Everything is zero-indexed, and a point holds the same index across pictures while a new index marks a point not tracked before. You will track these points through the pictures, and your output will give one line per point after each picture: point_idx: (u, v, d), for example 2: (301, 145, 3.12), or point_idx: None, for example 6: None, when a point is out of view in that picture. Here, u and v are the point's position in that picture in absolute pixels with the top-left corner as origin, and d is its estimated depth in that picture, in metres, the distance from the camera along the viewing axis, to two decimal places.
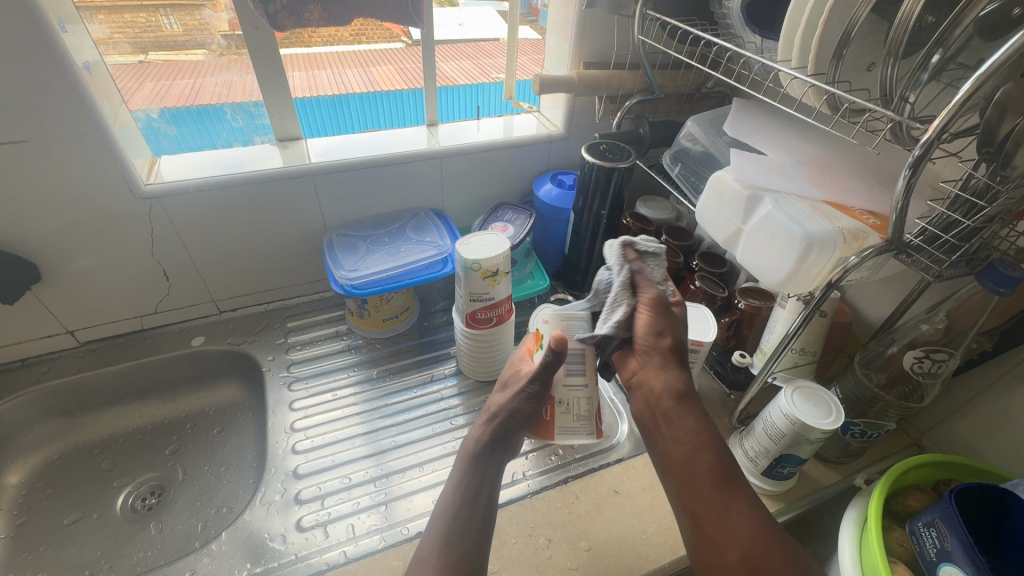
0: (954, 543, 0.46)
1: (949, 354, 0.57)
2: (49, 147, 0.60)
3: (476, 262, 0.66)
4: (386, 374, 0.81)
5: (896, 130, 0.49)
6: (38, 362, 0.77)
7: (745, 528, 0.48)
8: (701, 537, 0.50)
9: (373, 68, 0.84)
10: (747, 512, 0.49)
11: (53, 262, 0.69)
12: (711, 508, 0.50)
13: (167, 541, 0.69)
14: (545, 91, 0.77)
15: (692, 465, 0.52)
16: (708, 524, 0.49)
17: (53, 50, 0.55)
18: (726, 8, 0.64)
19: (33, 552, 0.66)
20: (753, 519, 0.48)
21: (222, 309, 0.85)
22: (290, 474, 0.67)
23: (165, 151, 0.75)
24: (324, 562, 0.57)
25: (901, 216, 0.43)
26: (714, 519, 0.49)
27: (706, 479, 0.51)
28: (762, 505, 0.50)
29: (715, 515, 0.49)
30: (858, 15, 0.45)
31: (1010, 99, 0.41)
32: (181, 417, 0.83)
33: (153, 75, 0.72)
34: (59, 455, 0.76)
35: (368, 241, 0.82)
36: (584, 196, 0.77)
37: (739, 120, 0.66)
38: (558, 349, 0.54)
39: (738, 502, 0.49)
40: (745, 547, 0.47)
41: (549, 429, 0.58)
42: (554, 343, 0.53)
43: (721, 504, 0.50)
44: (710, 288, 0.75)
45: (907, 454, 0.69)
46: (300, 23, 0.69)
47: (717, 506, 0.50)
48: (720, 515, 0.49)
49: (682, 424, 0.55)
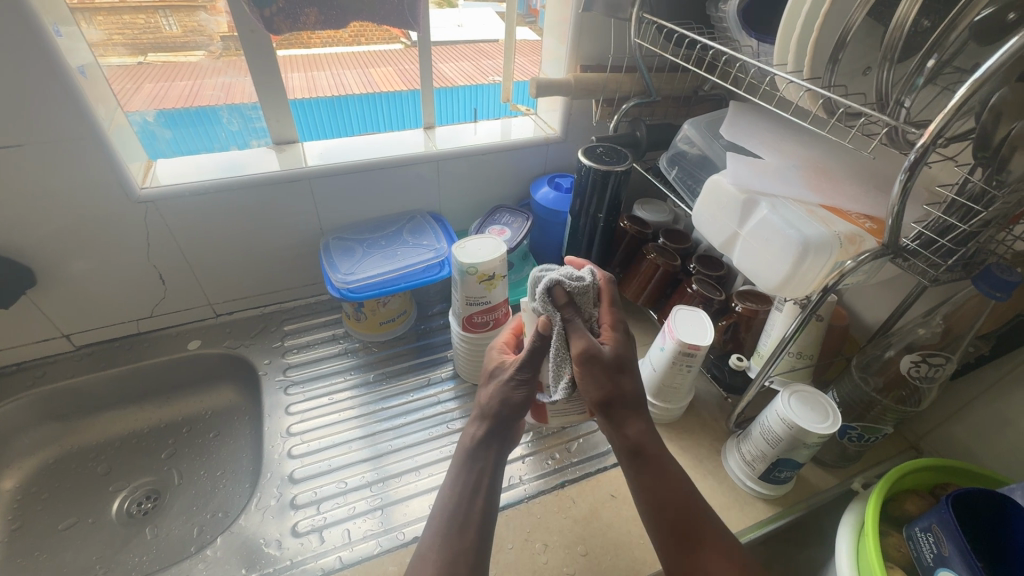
0: (950, 548, 0.46)
1: (945, 358, 0.57)
2: (44, 151, 0.60)
3: (472, 266, 0.66)
4: (383, 377, 0.80)
5: (892, 135, 0.49)
6: (33, 366, 0.76)
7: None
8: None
9: (372, 70, 0.84)
10: (722, 566, 0.49)
11: (48, 266, 0.69)
12: (685, 565, 0.50)
13: (162, 546, 0.68)
14: (542, 94, 0.77)
15: (663, 523, 0.52)
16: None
17: (46, 54, 0.55)
18: (722, 11, 0.64)
19: (28, 558, 0.66)
20: (731, 571, 0.49)
21: (218, 313, 0.85)
22: (286, 479, 0.66)
23: (160, 155, 0.75)
24: (320, 567, 0.57)
25: (897, 220, 0.43)
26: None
27: (676, 537, 0.52)
28: (733, 552, 0.51)
29: (690, 574, 0.50)
30: (853, 19, 0.45)
31: (1005, 104, 0.41)
32: (177, 421, 0.82)
33: (150, 76, 0.72)
34: (55, 460, 0.76)
35: (364, 245, 0.82)
36: (581, 198, 0.77)
37: (735, 123, 0.65)
38: (546, 334, 0.53)
39: (709, 559, 0.50)
40: None
41: (543, 412, 0.63)
42: (543, 328, 0.53)
43: (692, 562, 0.50)
44: (708, 291, 0.75)
45: (904, 457, 0.69)
46: (296, 26, 0.69)
47: (692, 562, 0.50)
48: (695, 574, 0.50)
49: (649, 480, 0.54)
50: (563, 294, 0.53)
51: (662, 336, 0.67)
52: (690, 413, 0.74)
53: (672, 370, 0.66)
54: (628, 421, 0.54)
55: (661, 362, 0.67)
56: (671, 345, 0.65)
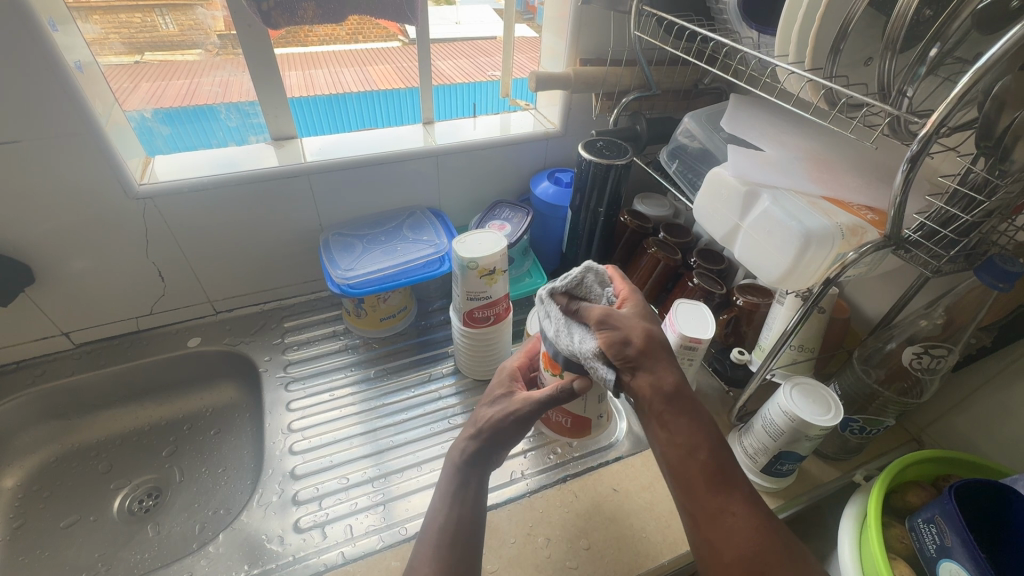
0: (954, 539, 0.46)
1: (948, 349, 0.56)
2: (42, 148, 0.60)
3: (472, 260, 0.66)
4: (384, 373, 0.80)
5: (894, 125, 0.49)
6: (33, 364, 0.76)
7: (743, 528, 0.46)
8: (698, 536, 0.47)
9: (370, 67, 0.83)
10: (745, 513, 0.46)
11: (48, 263, 0.68)
12: (709, 508, 0.47)
13: (164, 543, 0.68)
14: (541, 88, 0.76)
15: (687, 466, 0.49)
16: (706, 524, 0.47)
17: (43, 50, 0.55)
18: (722, 4, 0.64)
19: (30, 555, 0.66)
20: (754, 518, 0.46)
21: (218, 310, 0.85)
22: (287, 476, 0.66)
23: (159, 152, 0.75)
24: (322, 563, 0.57)
25: (899, 211, 0.43)
26: (711, 520, 0.47)
27: (702, 482, 0.48)
28: (757, 501, 0.48)
29: (711, 518, 0.47)
30: (854, 9, 0.45)
31: (1009, 92, 0.41)
32: (178, 419, 0.82)
33: (148, 75, 0.71)
34: (55, 457, 0.76)
35: (365, 241, 0.82)
36: (582, 193, 0.77)
37: (735, 114, 0.65)
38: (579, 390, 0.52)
39: (736, 503, 0.47)
40: (744, 549, 0.45)
41: (560, 428, 0.65)
42: (579, 387, 0.52)
43: (716, 505, 0.47)
44: (708, 285, 0.75)
45: (906, 450, 0.69)
46: (293, 20, 0.69)
47: (717, 503, 0.47)
48: (718, 518, 0.47)
49: (677, 425, 0.50)
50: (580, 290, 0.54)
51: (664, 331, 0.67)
52: None
53: None
54: (663, 365, 0.49)
55: None
56: (673, 340, 0.65)
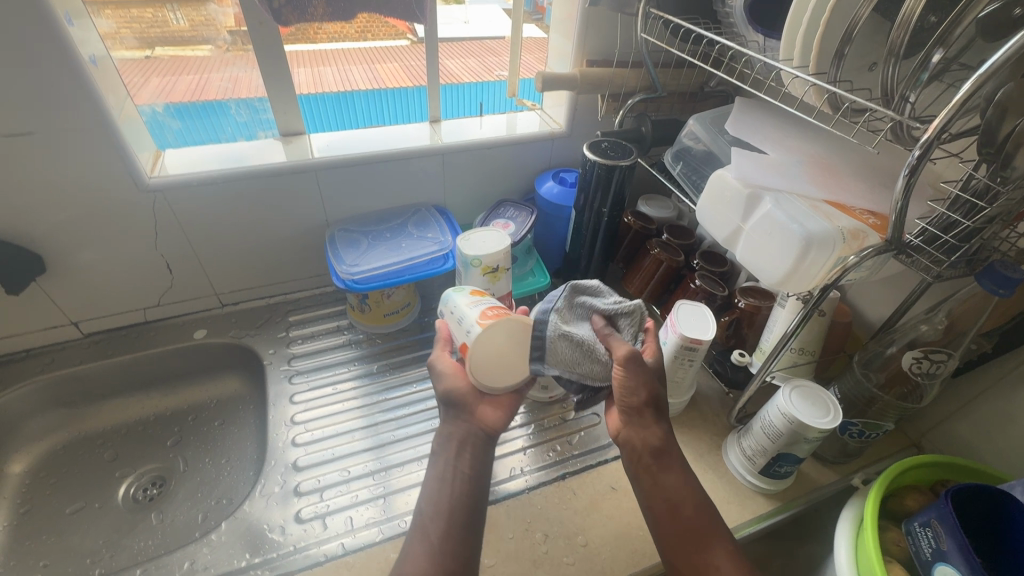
0: (950, 543, 0.46)
1: (948, 355, 0.57)
2: (56, 140, 0.61)
3: (476, 258, 0.68)
4: (386, 368, 0.81)
5: (897, 130, 0.49)
6: (42, 352, 0.77)
7: None
8: None
9: (379, 66, 0.85)
10: (727, 562, 0.50)
11: (59, 254, 0.70)
12: (695, 565, 0.51)
13: (168, 531, 0.69)
14: (547, 88, 0.77)
15: (669, 540, 0.53)
16: None
17: (58, 43, 0.56)
18: (729, 7, 0.64)
19: (36, 540, 0.67)
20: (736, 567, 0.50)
21: (224, 303, 0.86)
22: (290, 467, 0.67)
23: (169, 146, 0.75)
24: (322, 553, 0.58)
25: (900, 216, 0.43)
26: None
27: (684, 534, 0.52)
28: (741, 555, 0.51)
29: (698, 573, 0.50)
30: (860, 13, 0.45)
31: (1011, 100, 0.41)
32: (183, 409, 0.83)
33: (158, 69, 0.73)
34: (62, 445, 0.77)
35: (370, 237, 0.83)
36: (586, 193, 0.77)
37: (741, 118, 0.66)
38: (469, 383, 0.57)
39: (719, 556, 0.50)
40: None
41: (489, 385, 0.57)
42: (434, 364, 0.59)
43: (701, 561, 0.50)
44: (711, 286, 0.75)
45: (905, 454, 0.69)
46: (303, 18, 0.70)
47: (702, 557, 0.51)
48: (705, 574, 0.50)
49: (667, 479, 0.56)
50: (603, 308, 0.57)
51: (665, 330, 0.67)
52: (691, 408, 0.75)
53: (674, 365, 0.67)
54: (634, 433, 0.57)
55: (664, 356, 0.67)
56: (674, 339, 0.65)
